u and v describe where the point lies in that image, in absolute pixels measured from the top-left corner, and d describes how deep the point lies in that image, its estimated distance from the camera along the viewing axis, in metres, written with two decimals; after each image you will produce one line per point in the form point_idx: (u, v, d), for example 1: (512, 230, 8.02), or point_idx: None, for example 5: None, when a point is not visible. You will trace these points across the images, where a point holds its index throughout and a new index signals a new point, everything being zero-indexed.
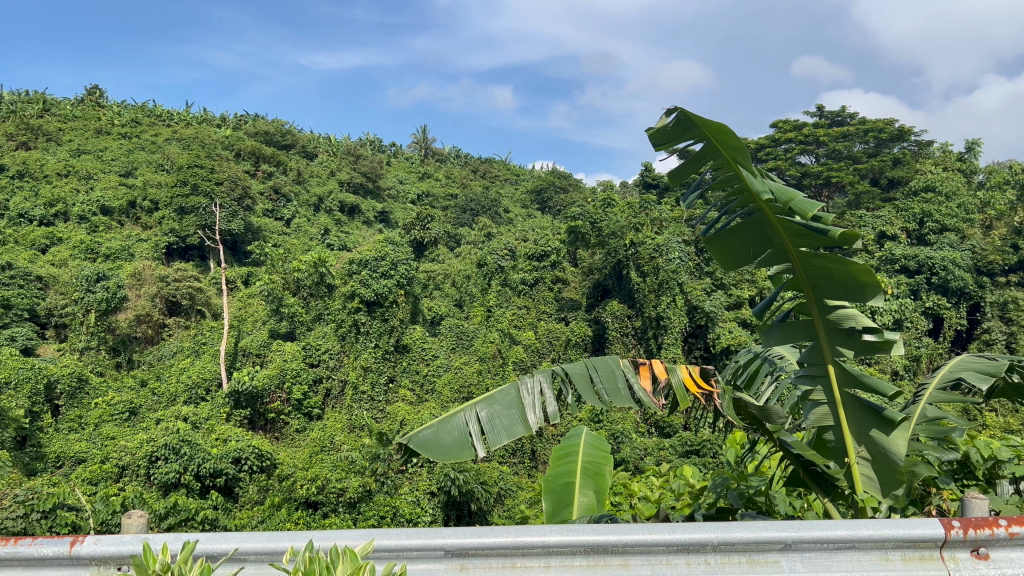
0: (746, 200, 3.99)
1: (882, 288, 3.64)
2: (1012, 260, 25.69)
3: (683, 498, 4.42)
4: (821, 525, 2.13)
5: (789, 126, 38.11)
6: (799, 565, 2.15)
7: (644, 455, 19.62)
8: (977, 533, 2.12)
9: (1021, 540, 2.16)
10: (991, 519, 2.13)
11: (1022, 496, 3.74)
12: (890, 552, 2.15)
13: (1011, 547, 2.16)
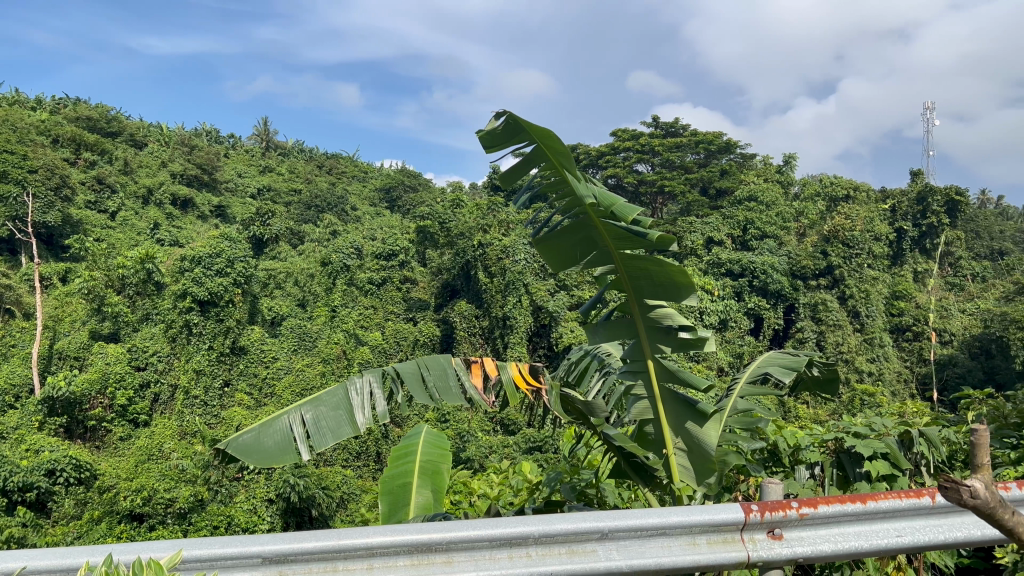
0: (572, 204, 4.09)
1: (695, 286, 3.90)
2: (822, 266, 28.21)
3: (521, 493, 4.52)
4: (630, 511, 2.00)
5: (628, 135, 39.72)
6: (614, 554, 1.99)
7: (489, 452, 19.90)
8: (771, 516, 2.04)
9: (814, 519, 2.08)
10: (785, 501, 2.05)
11: (816, 480, 4.13)
12: (696, 537, 2.03)
13: (803, 527, 2.08)
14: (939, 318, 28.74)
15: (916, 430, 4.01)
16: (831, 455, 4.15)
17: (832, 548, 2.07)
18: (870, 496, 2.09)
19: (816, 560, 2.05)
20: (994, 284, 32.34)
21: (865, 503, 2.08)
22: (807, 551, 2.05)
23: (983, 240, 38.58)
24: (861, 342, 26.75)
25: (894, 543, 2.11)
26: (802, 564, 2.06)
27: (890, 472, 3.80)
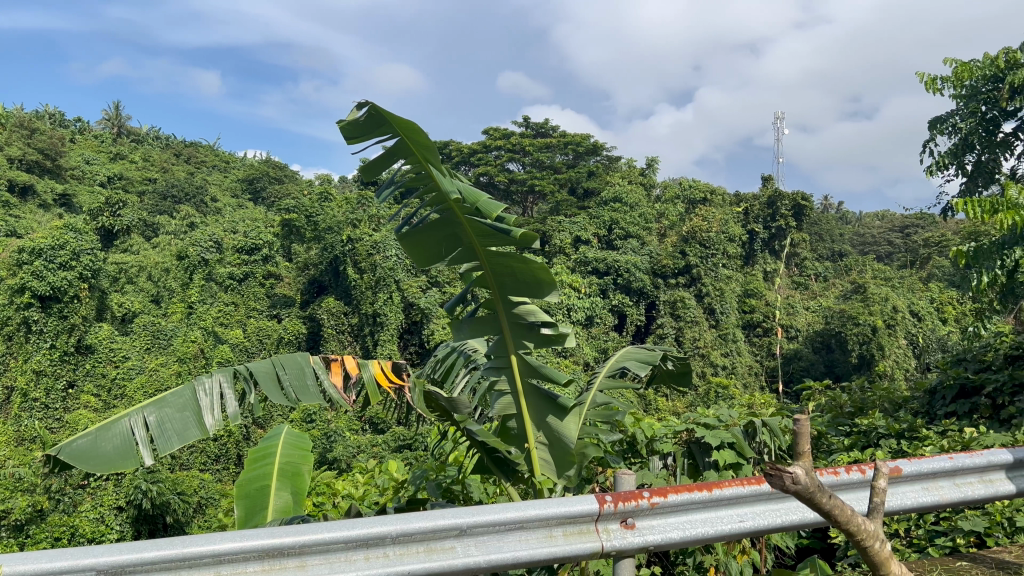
0: (437, 199, 4.06)
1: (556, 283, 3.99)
2: (680, 265, 29.53)
3: (386, 492, 4.48)
4: (490, 507, 2.00)
5: (498, 134, 39.87)
6: (471, 550, 2.00)
7: (357, 452, 19.63)
8: (624, 506, 2.11)
9: (664, 508, 2.17)
10: (635, 491, 2.12)
11: (669, 470, 4.31)
12: (552, 529, 2.07)
13: (654, 515, 2.16)
14: (785, 315, 30.76)
15: (760, 421, 4.29)
16: (682, 444, 4.36)
17: (681, 535, 2.17)
18: (715, 484, 2.20)
19: (667, 546, 2.15)
20: (834, 284, 34.96)
21: (710, 491, 2.19)
22: (657, 539, 2.14)
23: (824, 243, 41.57)
24: (716, 337, 28.28)
25: (737, 528, 2.25)
26: (652, 551, 2.15)
27: (737, 462, 4.04)
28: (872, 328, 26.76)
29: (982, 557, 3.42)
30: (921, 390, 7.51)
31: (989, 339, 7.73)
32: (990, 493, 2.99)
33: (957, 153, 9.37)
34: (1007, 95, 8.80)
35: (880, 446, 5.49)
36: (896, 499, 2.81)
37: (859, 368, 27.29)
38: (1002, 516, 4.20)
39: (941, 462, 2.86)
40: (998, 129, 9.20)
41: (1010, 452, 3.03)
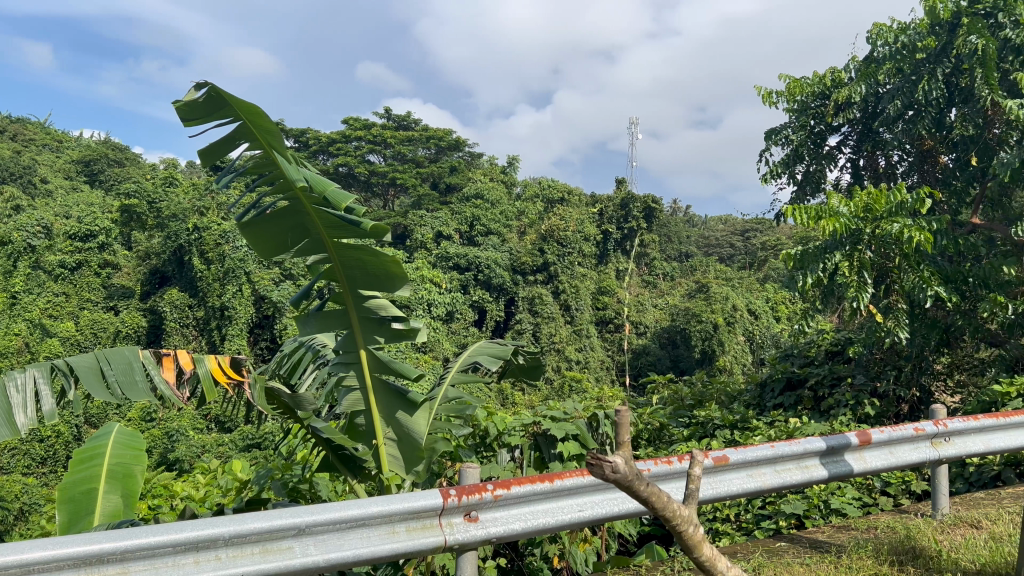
0: (282, 187, 3.92)
1: (407, 277, 3.98)
2: (539, 262, 30.22)
3: (229, 493, 4.27)
4: (330, 505, 1.99)
5: (359, 125, 38.97)
6: (310, 549, 1.99)
7: (201, 451, 18.79)
8: (468, 499, 2.17)
9: (508, 500, 2.26)
10: (479, 484, 2.20)
11: (517, 463, 4.37)
12: (396, 524, 2.10)
13: (498, 508, 2.25)
14: (636, 312, 31.98)
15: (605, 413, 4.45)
16: (529, 436, 4.44)
17: (522, 526, 2.26)
18: (557, 475, 2.30)
19: (509, 538, 2.23)
20: (680, 283, 36.75)
21: (553, 482, 2.30)
22: (499, 530, 2.22)
23: (673, 244, 43.65)
24: (571, 333, 29.03)
25: (578, 516, 2.37)
26: (495, 543, 2.23)
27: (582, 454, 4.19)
28: (713, 325, 28.42)
29: (800, 537, 3.71)
30: (753, 383, 8.06)
31: (812, 337, 8.40)
32: (808, 478, 3.27)
33: (788, 162, 10.04)
34: (831, 111, 9.54)
35: (716, 436, 5.86)
36: (724, 487, 3.03)
37: (701, 363, 28.90)
38: (819, 498, 4.59)
39: (765, 450, 3.13)
40: (824, 143, 9.94)
41: (822, 440, 3.34)
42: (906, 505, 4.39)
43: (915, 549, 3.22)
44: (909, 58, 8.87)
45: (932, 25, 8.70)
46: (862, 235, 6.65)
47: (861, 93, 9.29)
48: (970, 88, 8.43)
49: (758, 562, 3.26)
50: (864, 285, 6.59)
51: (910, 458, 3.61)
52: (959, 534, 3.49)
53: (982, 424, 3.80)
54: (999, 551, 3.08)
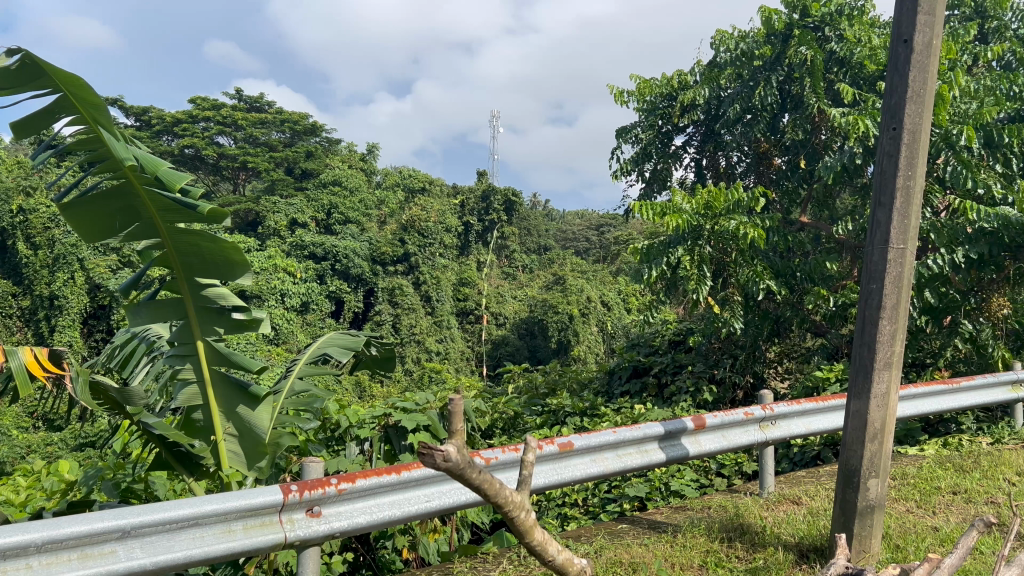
0: (107, 166, 3.66)
1: (247, 265, 3.86)
2: (399, 253, 29.86)
3: (53, 496, 3.94)
4: (157, 507, 2.10)
5: (207, 105, 36.94)
6: (135, 552, 2.08)
7: (27, 453, 17.29)
8: (310, 494, 2.36)
9: (351, 497, 2.47)
10: (323, 480, 2.39)
11: (366, 456, 4.31)
12: (232, 524, 2.24)
13: (340, 503, 2.45)
14: (496, 303, 32.29)
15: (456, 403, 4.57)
16: (380, 429, 4.40)
17: (368, 519, 2.49)
18: (404, 468, 2.56)
19: (352, 531, 2.44)
20: (538, 275, 37.43)
21: (400, 474, 2.55)
22: (343, 525, 2.43)
23: (532, 237, 44.37)
24: (431, 324, 28.91)
25: (421, 508, 2.62)
26: (338, 537, 2.43)
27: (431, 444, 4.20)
28: (569, 315, 29.18)
29: (640, 519, 3.89)
30: (603, 371, 8.37)
31: (657, 327, 8.83)
32: (647, 462, 3.45)
33: (637, 160, 10.45)
34: (677, 112, 9.98)
35: (567, 423, 6.03)
36: (568, 471, 3.15)
37: (557, 353, 29.60)
38: (659, 481, 4.81)
39: (606, 436, 3.28)
40: (670, 142, 10.39)
41: (661, 424, 3.53)
42: (737, 485, 4.69)
43: (743, 527, 3.45)
44: (747, 65, 9.38)
45: (768, 34, 9.24)
46: (703, 232, 6.98)
47: (704, 96, 9.77)
48: (800, 96, 9.05)
49: (600, 544, 3.39)
50: (702, 278, 6.94)
51: (741, 440, 3.85)
52: (782, 510, 3.77)
53: (803, 407, 4.11)
54: (816, 525, 3.36)
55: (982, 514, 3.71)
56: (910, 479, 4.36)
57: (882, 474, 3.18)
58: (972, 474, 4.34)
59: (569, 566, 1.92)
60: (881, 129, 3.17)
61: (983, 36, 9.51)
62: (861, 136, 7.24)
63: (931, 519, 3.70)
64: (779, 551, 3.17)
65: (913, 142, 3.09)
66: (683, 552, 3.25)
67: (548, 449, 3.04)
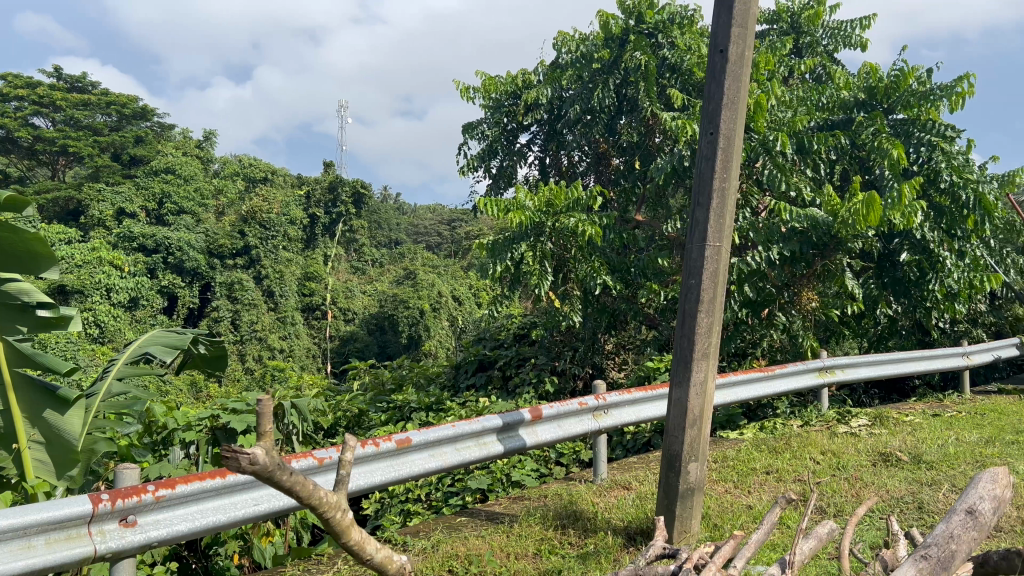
0: None
1: (53, 260, 3.65)
2: (238, 246, 28.48)
3: None
4: None
5: (20, 82, 33.75)
6: None
7: None
8: (124, 503, 2.38)
9: (168, 504, 2.52)
10: (138, 487, 2.42)
11: (190, 461, 4.11)
12: (33, 538, 2.20)
13: (156, 511, 2.49)
14: (343, 299, 31.63)
15: (288, 403, 4.45)
16: (208, 431, 4.22)
17: (189, 526, 2.55)
18: (227, 472, 2.66)
19: (171, 538, 2.49)
20: (387, 270, 36.97)
21: (224, 478, 2.64)
22: (160, 533, 2.47)
23: (381, 231, 43.80)
24: (274, 320, 27.84)
25: (246, 512, 2.71)
26: (154, 545, 2.47)
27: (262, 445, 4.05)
28: (419, 310, 29.06)
29: (478, 511, 3.94)
30: (449, 366, 8.43)
31: (503, 321, 8.99)
32: (485, 454, 3.53)
33: (484, 157, 10.55)
34: (521, 110, 10.17)
35: (412, 419, 6.03)
36: (405, 468, 3.21)
37: (407, 348, 29.39)
38: (501, 473, 4.89)
39: (445, 430, 3.36)
40: (515, 140, 10.55)
41: (499, 416, 3.62)
42: (573, 473, 4.87)
43: (576, 513, 3.57)
44: (588, 67, 9.71)
45: (606, 38, 9.62)
46: (545, 228, 7.13)
47: (547, 95, 10.02)
48: (635, 99, 9.43)
49: (437, 539, 3.42)
50: (544, 273, 7.13)
51: (576, 429, 3.99)
52: (613, 495, 3.94)
53: (633, 396, 4.31)
54: (643, 509, 3.53)
55: (789, 491, 4.04)
56: (729, 461, 4.68)
57: (701, 458, 3.38)
58: (783, 455, 4.72)
59: (390, 563, 1.92)
60: (700, 133, 3.37)
61: (798, 50, 10.28)
62: (688, 140, 7.67)
63: (746, 498, 3.98)
64: (608, 536, 3.31)
65: (729, 147, 3.30)
66: (518, 542, 3.31)
67: (386, 446, 3.11)
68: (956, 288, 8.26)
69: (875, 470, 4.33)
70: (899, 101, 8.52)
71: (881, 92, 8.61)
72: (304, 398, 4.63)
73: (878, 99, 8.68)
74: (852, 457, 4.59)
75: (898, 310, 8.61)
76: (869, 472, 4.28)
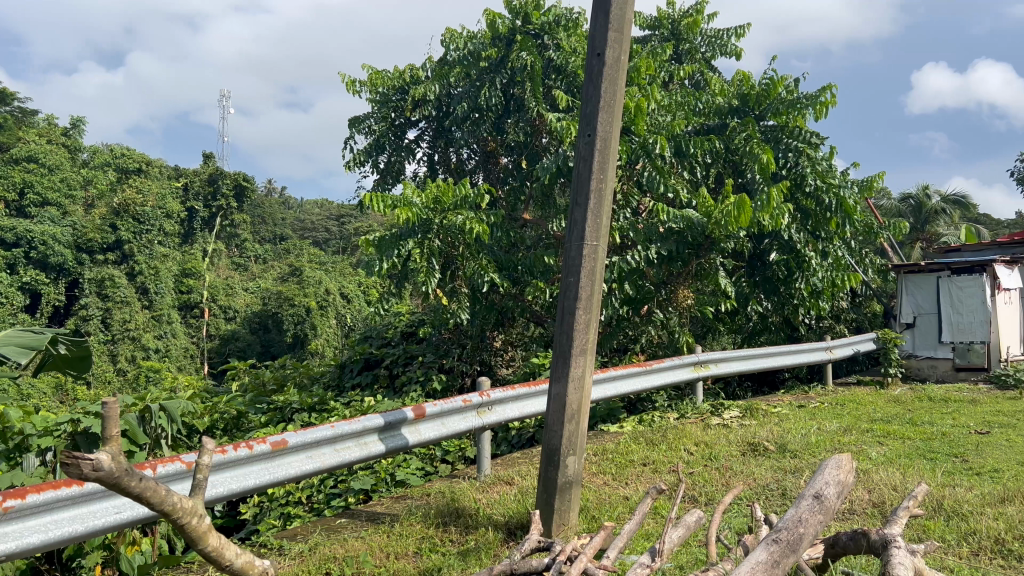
0: None
1: None
2: (109, 240, 26.94)
3: None
4: None
5: None
6: None
7: None
8: None
9: (17, 515, 2.45)
10: None
11: (48, 468, 3.84)
12: None
13: (5, 523, 2.41)
14: (224, 296, 30.48)
15: (157, 406, 4.23)
16: (68, 438, 3.98)
17: (42, 538, 2.49)
18: (84, 480, 2.61)
19: (22, 551, 2.43)
20: (271, 267, 35.85)
21: (80, 487, 2.60)
22: (10, 547, 2.40)
23: (266, 226, 42.47)
24: (149, 319, 26.50)
25: (105, 521, 2.69)
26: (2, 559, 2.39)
27: (128, 448, 3.85)
28: (305, 309, 28.28)
29: (360, 512, 3.90)
30: (334, 364, 8.29)
31: (389, 319, 8.91)
32: (365, 454, 3.50)
33: (371, 152, 10.41)
34: (409, 106, 10.09)
35: (294, 419, 5.90)
36: (281, 470, 3.15)
37: (292, 347, 28.63)
38: (385, 473, 4.85)
39: (323, 432, 3.31)
40: (403, 135, 10.47)
41: (380, 415, 3.60)
42: (458, 470, 4.88)
43: (457, 510, 3.58)
44: (475, 65, 9.75)
45: (493, 37, 9.70)
46: (432, 225, 7.12)
47: (435, 92, 9.99)
48: (522, 99, 9.54)
49: (315, 542, 3.36)
50: (431, 271, 7.12)
51: (460, 427, 4.00)
52: (496, 491, 3.97)
53: (517, 393, 4.36)
54: (524, 503, 3.58)
55: (664, 482, 4.18)
56: (609, 454, 4.80)
57: (579, 452, 3.46)
58: (659, 447, 4.89)
59: (251, 568, 1.82)
60: (579, 134, 3.45)
61: (678, 55, 10.64)
62: (573, 140, 7.82)
63: (623, 490, 4.10)
64: (489, 532, 3.33)
65: (605, 149, 3.39)
66: (399, 541, 3.29)
67: (260, 448, 3.04)
68: (820, 286, 8.78)
69: (744, 460, 4.55)
70: (769, 109, 8.96)
71: (753, 100, 9.02)
72: (174, 401, 4.38)
73: (750, 107, 9.09)
74: (723, 448, 4.81)
75: (768, 307, 9.08)
76: (738, 462, 4.50)
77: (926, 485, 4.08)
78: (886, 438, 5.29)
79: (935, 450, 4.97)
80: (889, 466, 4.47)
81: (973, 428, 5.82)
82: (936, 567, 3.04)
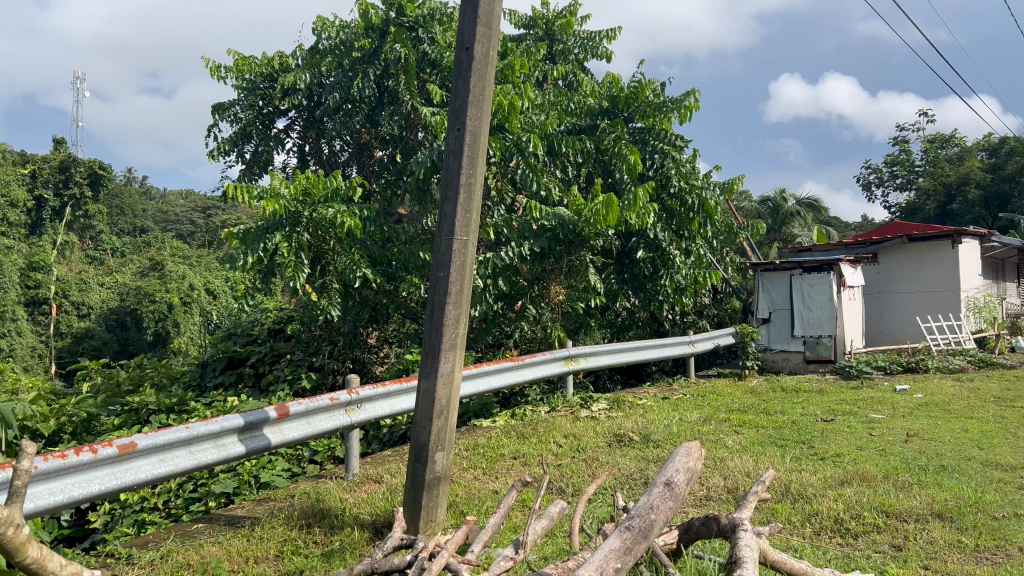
0: None
1: None
2: None
3: None
4: None
5: None
6: None
7: None
8: None
9: None
10: None
11: None
12: None
13: None
14: (77, 291, 28.54)
15: None
16: None
17: None
18: None
19: None
20: (130, 262, 33.76)
21: None
22: None
23: (123, 218, 40.00)
24: None
25: None
26: None
27: None
28: (167, 305, 27.05)
29: (219, 516, 3.74)
30: (195, 363, 7.94)
31: (255, 315, 8.62)
32: (222, 456, 3.37)
33: (236, 141, 10.01)
34: (278, 94, 9.75)
35: (150, 421, 5.61)
36: (131, 474, 2.98)
37: (153, 346, 27.17)
38: (249, 474, 4.69)
39: (176, 433, 3.16)
40: (271, 125, 10.13)
41: (240, 416, 3.47)
42: (325, 470, 4.77)
43: (322, 511, 3.50)
44: (347, 55, 9.55)
45: (366, 27, 9.47)
46: (301, 218, 6.93)
47: (305, 81, 9.70)
48: (395, 92, 9.43)
49: (168, 549, 3.20)
50: (300, 265, 6.94)
51: (326, 426, 3.91)
52: (363, 490, 3.91)
53: (386, 390, 4.31)
54: (391, 501, 3.54)
55: (531, 476, 4.25)
56: (479, 449, 4.83)
57: (447, 448, 3.46)
58: (528, 440, 4.97)
59: None
60: (448, 129, 3.44)
61: (551, 56, 10.81)
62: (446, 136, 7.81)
63: (491, 484, 4.14)
64: (354, 531, 3.28)
65: (474, 144, 3.41)
66: (258, 545, 3.19)
67: (105, 452, 2.87)
68: (683, 283, 9.18)
69: (609, 451, 4.70)
70: (637, 111, 9.28)
71: (622, 101, 9.27)
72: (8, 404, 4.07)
73: (620, 108, 9.34)
74: (591, 440, 4.94)
75: (635, 303, 9.40)
76: (603, 453, 4.63)
77: (775, 470, 4.35)
78: (741, 427, 5.60)
79: (784, 437, 5.30)
80: (742, 453, 4.73)
81: (819, 416, 6.25)
82: (780, 547, 3.24)
